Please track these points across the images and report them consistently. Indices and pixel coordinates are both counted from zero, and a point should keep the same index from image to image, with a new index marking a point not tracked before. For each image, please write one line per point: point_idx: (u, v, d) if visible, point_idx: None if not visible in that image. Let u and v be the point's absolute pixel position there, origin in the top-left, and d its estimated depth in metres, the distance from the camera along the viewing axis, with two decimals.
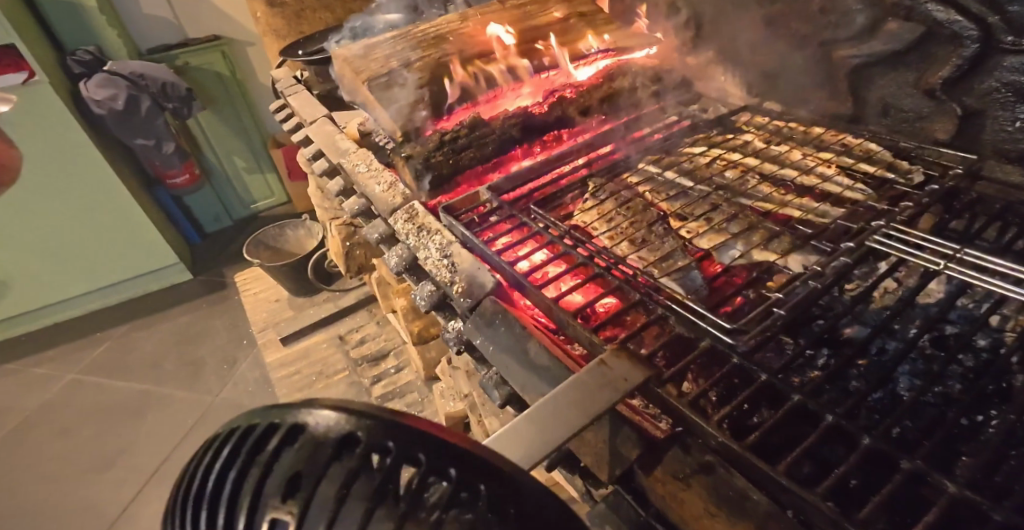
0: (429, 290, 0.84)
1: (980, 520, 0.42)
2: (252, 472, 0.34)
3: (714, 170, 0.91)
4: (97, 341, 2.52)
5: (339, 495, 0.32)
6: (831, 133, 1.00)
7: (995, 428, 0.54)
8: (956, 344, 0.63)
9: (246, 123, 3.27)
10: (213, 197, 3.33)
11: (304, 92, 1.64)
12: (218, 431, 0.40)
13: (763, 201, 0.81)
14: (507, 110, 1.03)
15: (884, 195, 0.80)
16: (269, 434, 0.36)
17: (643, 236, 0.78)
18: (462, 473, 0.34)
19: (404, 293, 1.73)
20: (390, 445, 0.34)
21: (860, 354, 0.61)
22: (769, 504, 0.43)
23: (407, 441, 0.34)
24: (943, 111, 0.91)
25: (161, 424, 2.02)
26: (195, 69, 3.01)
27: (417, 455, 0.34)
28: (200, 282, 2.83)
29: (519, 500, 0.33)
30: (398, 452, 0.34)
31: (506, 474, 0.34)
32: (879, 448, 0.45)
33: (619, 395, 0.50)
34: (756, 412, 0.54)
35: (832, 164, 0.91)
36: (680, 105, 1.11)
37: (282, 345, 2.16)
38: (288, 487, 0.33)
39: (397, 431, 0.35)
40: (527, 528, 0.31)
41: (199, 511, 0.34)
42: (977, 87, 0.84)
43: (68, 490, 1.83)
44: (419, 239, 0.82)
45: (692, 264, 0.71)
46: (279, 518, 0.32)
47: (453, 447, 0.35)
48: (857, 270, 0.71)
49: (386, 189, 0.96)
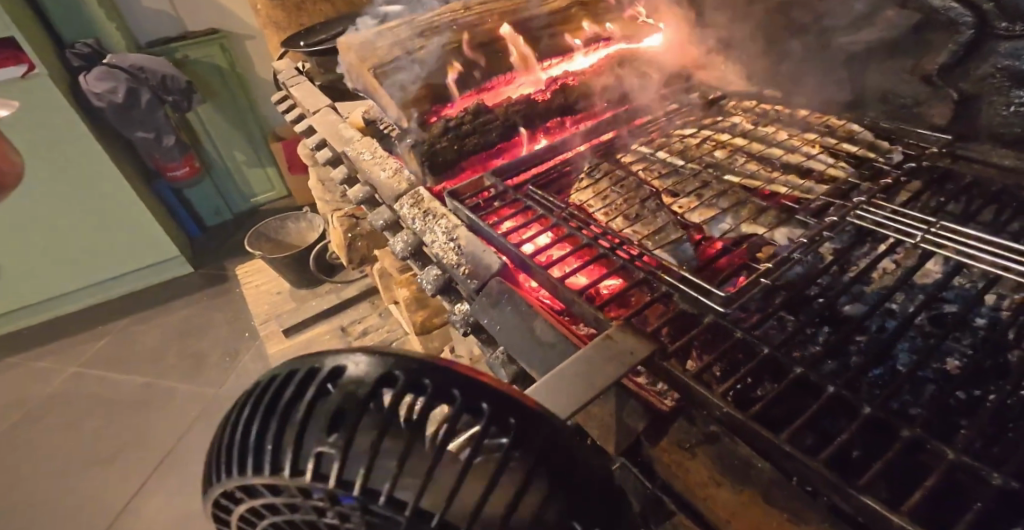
0: (436, 270, 0.86)
1: (980, 486, 0.43)
2: (297, 412, 0.36)
3: (704, 150, 0.90)
4: (99, 334, 2.52)
5: (382, 430, 0.34)
6: (816, 115, 1.00)
7: (992, 402, 0.55)
8: (953, 322, 0.64)
9: (246, 116, 3.27)
10: (214, 190, 3.33)
11: (306, 83, 1.65)
12: (257, 381, 0.42)
13: (751, 177, 0.80)
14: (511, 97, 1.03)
15: (864, 173, 0.83)
16: (309, 378, 0.39)
17: (637, 212, 0.77)
18: (494, 408, 0.36)
19: (406, 283, 1.76)
20: (427, 383, 0.37)
21: (859, 331, 0.62)
22: (772, 472, 0.45)
23: (441, 380, 0.37)
24: (940, 96, 0.92)
25: (165, 415, 2.03)
26: (195, 62, 3.01)
27: (452, 392, 0.37)
28: (201, 275, 2.83)
29: (538, 429, 0.36)
30: (434, 389, 0.36)
31: (531, 409, 0.37)
32: (880, 417, 0.46)
33: (626, 368, 0.51)
34: (759, 386, 0.55)
35: (817, 144, 0.91)
36: (682, 92, 1.12)
37: (284, 336, 2.17)
38: (332, 424, 0.35)
39: (432, 372, 0.38)
40: (544, 457, 0.35)
41: (245, 451, 0.36)
42: (974, 72, 0.85)
43: (73, 482, 1.84)
44: (425, 223, 0.83)
45: (684, 237, 0.70)
46: (324, 452, 0.33)
47: (483, 386, 0.38)
48: (856, 252, 0.73)
49: (390, 175, 0.97)
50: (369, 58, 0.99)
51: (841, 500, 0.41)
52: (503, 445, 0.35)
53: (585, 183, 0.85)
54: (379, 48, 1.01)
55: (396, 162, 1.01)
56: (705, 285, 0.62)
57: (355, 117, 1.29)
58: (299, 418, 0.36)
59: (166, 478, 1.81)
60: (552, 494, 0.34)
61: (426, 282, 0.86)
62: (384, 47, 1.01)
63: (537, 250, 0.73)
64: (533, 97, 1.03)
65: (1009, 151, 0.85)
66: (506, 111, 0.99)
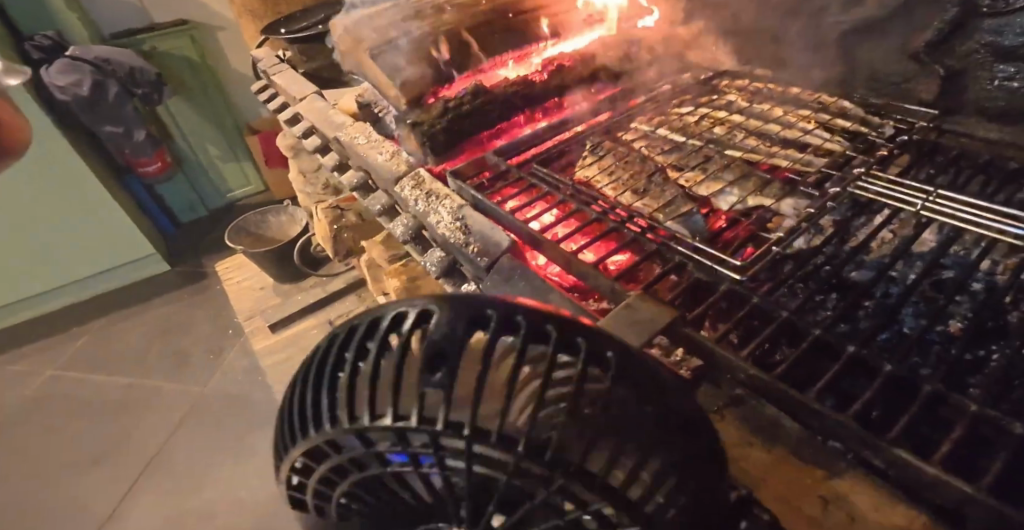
0: (439, 252, 0.85)
1: (1000, 436, 0.44)
2: (398, 353, 0.39)
3: (703, 127, 0.91)
4: (73, 336, 2.44)
5: (483, 368, 0.36)
6: (808, 93, 1.02)
7: (998, 360, 0.57)
8: (954, 286, 0.66)
9: (221, 109, 3.17)
10: (189, 187, 3.24)
11: (289, 71, 1.61)
12: (345, 329, 0.45)
13: (752, 152, 0.81)
14: (507, 78, 1.02)
15: (859, 147, 0.84)
16: (400, 321, 0.41)
17: (645, 186, 0.77)
18: (588, 344, 0.38)
19: (397, 273, 1.74)
20: (519, 320, 0.39)
21: (866, 296, 0.64)
22: (800, 430, 0.47)
23: (533, 318, 0.39)
24: (927, 73, 0.95)
25: (150, 416, 1.98)
26: (164, 55, 2.91)
27: (546, 329, 0.38)
28: (179, 273, 2.75)
29: (628, 363, 0.38)
30: (527, 327, 0.38)
31: (622, 345, 0.39)
32: (900, 373, 0.47)
33: (649, 335, 0.51)
34: (778, 350, 0.56)
35: (811, 120, 0.93)
36: (675, 74, 1.13)
37: (270, 331, 2.12)
38: (434, 363, 0.37)
39: (522, 310, 0.39)
40: (642, 397, 0.36)
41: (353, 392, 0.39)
42: (960, 49, 0.89)
43: (55, 488, 1.78)
44: (428, 204, 0.82)
45: (694, 209, 0.71)
46: (429, 391, 0.36)
47: (571, 322, 0.39)
48: (856, 222, 0.74)
49: (388, 158, 0.95)
50: (361, 38, 0.97)
51: (872, 456, 0.41)
52: (599, 382, 0.37)
53: (587, 160, 0.85)
54: (370, 27, 0.98)
55: (394, 144, 0.99)
56: (718, 255, 0.62)
57: (344, 104, 1.26)
58: (399, 361, 0.38)
59: (154, 480, 1.77)
60: (640, 435, 0.35)
61: (429, 264, 0.85)
62: (376, 26, 0.99)
63: (547, 227, 0.72)
64: (531, 79, 1.01)
65: (994, 124, 0.88)
66: (504, 91, 0.98)
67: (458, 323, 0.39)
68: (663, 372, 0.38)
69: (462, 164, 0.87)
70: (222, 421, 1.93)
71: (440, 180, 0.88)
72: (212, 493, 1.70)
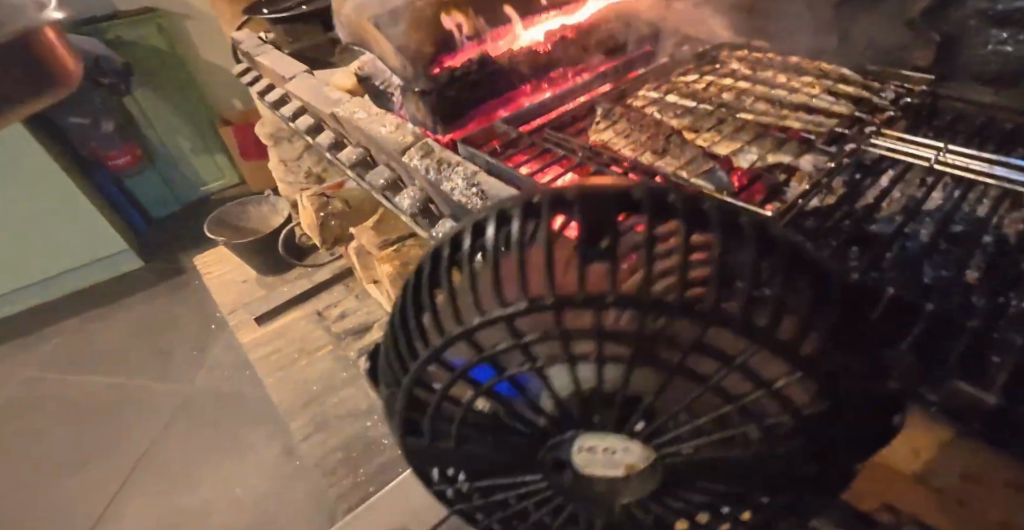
0: (452, 221, 0.83)
1: None
2: (548, 236, 0.43)
3: (711, 93, 0.91)
4: (46, 337, 2.34)
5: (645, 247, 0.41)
6: (809, 62, 1.03)
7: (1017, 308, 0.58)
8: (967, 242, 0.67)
9: (191, 99, 3.05)
10: (161, 182, 3.12)
11: (273, 52, 1.55)
12: (477, 221, 0.48)
13: (764, 114, 0.82)
14: (513, 48, 1.00)
15: (864, 111, 0.85)
16: (541, 211, 0.44)
17: (664, 146, 0.77)
18: (744, 222, 0.42)
19: (388, 258, 1.71)
20: (672, 198, 0.42)
21: (887, 252, 0.64)
22: None
23: (685, 197, 0.42)
24: (924, 41, 0.97)
25: (137, 416, 1.93)
26: (129, 43, 2.78)
27: (702, 206, 0.42)
28: (154, 269, 2.65)
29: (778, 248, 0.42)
30: (681, 203, 0.42)
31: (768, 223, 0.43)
32: None
33: None
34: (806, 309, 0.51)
35: (816, 86, 0.93)
36: (675, 46, 1.13)
37: (256, 324, 2.07)
38: (595, 241, 0.43)
39: (674, 191, 0.43)
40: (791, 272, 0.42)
41: (504, 282, 0.44)
42: (955, 14, 0.93)
43: (41, 494, 1.74)
44: (440, 173, 0.80)
45: (717, 165, 0.73)
46: (597, 267, 0.42)
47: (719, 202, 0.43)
48: (868, 183, 0.75)
49: (393, 130, 0.93)
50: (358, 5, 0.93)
51: None
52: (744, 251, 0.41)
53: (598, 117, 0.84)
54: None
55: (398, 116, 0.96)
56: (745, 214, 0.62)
57: (337, 80, 1.22)
58: (546, 245, 0.42)
59: (145, 479, 1.73)
60: (797, 315, 0.41)
61: (440, 234, 0.83)
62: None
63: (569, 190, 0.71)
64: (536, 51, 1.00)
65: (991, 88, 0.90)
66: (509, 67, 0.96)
67: (590, 221, 0.43)
68: (795, 244, 0.43)
69: (472, 133, 0.86)
70: (213, 417, 1.89)
71: (450, 150, 0.86)
72: (207, 490, 1.67)
